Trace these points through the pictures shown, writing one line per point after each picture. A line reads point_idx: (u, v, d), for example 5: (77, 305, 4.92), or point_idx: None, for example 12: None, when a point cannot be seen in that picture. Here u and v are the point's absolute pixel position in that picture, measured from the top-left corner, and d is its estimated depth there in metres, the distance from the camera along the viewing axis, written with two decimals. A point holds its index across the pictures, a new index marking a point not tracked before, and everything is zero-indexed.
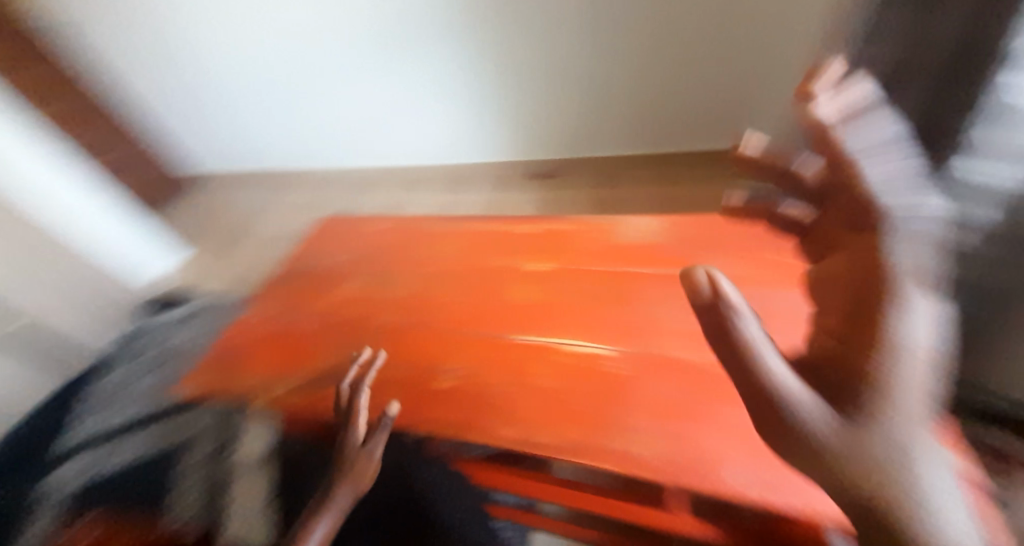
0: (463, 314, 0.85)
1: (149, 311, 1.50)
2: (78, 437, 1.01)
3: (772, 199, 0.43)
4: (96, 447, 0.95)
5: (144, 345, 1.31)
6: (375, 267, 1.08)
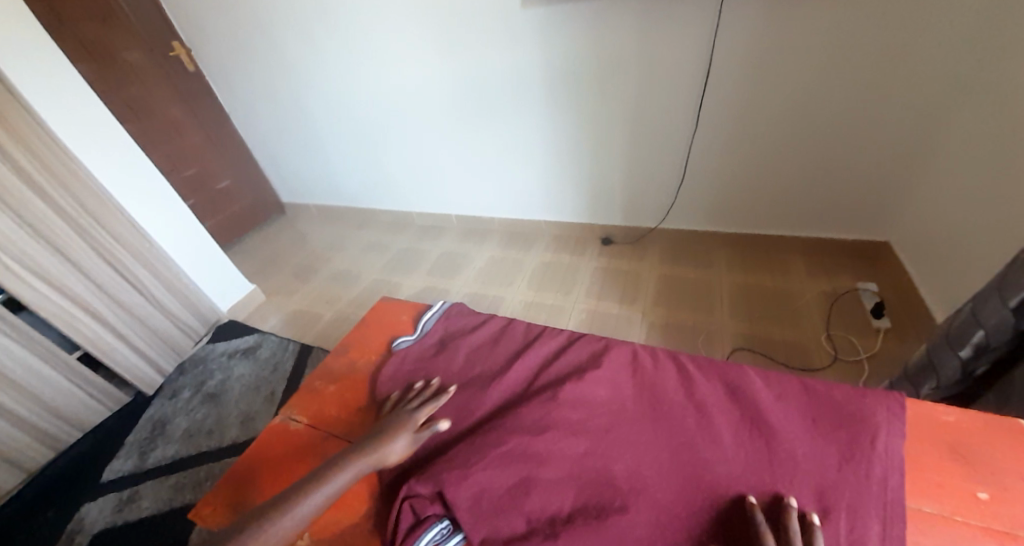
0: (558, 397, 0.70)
1: (415, 265, 2.10)
2: (218, 421, 1.51)
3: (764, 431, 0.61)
4: (201, 453, 1.41)
5: (284, 343, 1.77)
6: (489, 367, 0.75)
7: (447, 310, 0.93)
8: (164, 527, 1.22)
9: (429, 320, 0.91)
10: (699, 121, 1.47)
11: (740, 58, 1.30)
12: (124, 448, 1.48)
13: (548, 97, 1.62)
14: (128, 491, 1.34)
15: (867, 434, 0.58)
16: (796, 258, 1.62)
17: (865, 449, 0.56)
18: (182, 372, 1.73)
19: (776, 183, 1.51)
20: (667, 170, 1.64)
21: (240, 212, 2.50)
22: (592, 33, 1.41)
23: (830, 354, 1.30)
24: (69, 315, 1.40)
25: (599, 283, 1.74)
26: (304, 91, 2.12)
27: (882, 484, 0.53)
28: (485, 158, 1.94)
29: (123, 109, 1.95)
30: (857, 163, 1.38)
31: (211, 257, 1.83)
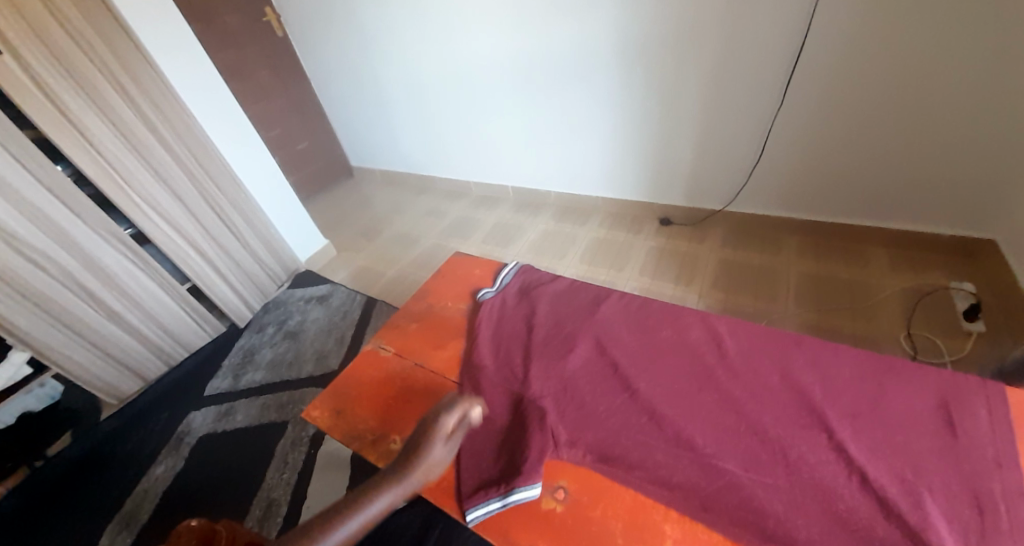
0: (624, 354, 0.75)
1: (472, 234, 2.16)
2: (299, 355, 1.70)
3: (864, 395, 0.60)
4: (285, 381, 1.60)
5: (355, 293, 1.92)
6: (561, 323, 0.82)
7: (523, 266, 0.98)
8: (255, 438, 1.41)
9: (508, 274, 0.97)
10: (784, 97, 1.37)
11: (842, 29, 1.18)
12: (222, 369, 1.71)
13: (620, 69, 1.58)
14: (226, 406, 1.55)
15: (968, 392, 0.58)
16: (878, 251, 1.50)
17: (968, 405, 0.56)
18: (267, 311, 1.94)
19: (867, 169, 1.39)
20: (741, 150, 1.56)
21: (315, 173, 2.69)
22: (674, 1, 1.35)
23: (908, 353, 1.22)
24: (181, 251, 1.60)
25: (654, 263, 1.71)
26: (377, 58, 2.20)
27: (991, 437, 0.53)
28: (546, 129, 1.94)
29: (221, 70, 2.13)
30: (970, 151, 1.23)
31: (293, 211, 1.99)
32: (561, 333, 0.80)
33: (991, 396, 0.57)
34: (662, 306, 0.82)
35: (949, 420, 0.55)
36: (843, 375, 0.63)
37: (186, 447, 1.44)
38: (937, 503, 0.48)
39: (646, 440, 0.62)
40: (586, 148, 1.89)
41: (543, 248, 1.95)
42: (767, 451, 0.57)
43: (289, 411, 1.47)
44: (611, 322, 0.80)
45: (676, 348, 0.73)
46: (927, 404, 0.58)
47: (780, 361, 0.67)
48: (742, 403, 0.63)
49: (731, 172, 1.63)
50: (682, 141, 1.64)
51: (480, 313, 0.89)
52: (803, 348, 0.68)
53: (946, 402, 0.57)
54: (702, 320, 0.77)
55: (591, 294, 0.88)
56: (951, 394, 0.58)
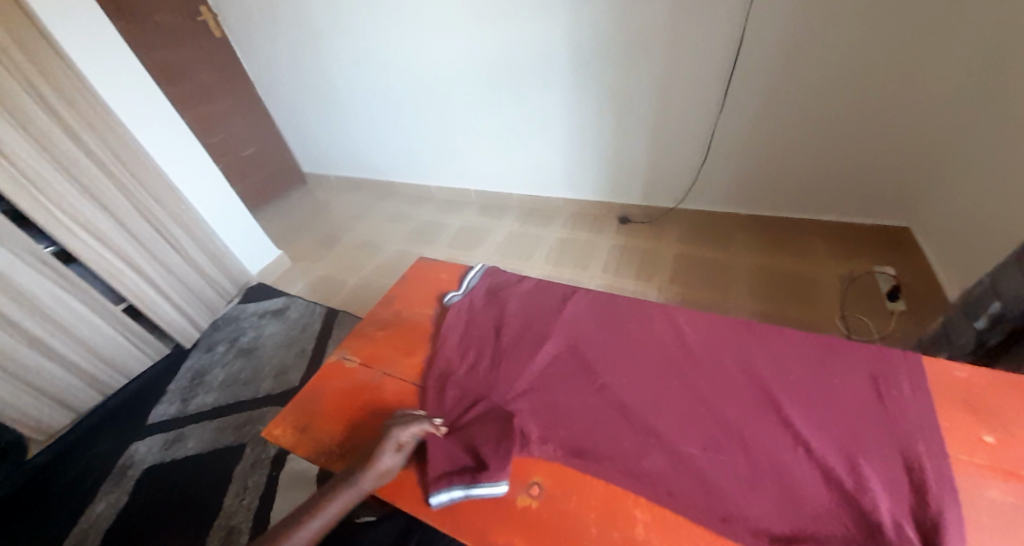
0: (591, 347, 0.77)
1: (436, 238, 2.14)
2: (255, 372, 1.61)
3: (809, 373, 0.65)
4: (240, 402, 1.50)
5: (313, 305, 1.85)
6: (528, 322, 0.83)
7: (488, 268, 0.98)
8: (209, 464, 1.32)
9: (474, 277, 0.97)
10: (725, 100, 1.46)
11: (772, 36, 1.28)
12: (168, 393, 1.59)
13: (573, 72, 1.63)
14: (175, 432, 1.44)
15: (894, 363, 0.64)
16: (814, 241, 1.63)
17: (895, 375, 0.63)
18: (217, 329, 1.82)
19: (801, 165, 1.51)
20: (691, 150, 1.64)
21: (265, 180, 2.57)
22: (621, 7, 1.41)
23: (843, 333, 1.34)
24: (114, 268, 1.48)
25: (616, 260, 1.77)
26: (328, 61, 2.14)
27: (915, 402, 0.59)
28: (504, 132, 1.96)
29: (155, 73, 1.99)
30: (885, 146, 1.37)
31: (241, 221, 1.89)
32: (531, 331, 0.82)
33: (913, 365, 0.64)
34: (624, 301, 0.85)
35: (880, 390, 0.61)
36: (789, 357, 0.69)
37: (129, 480, 1.32)
38: (874, 465, 0.54)
39: (616, 430, 0.64)
40: (545, 150, 1.93)
41: (508, 251, 1.96)
42: (728, 432, 0.61)
43: (247, 432, 1.39)
44: (577, 319, 0.83)
45: (640, 341, 0.76)
46: (861, 376, 0.64)
47: (735, 348, 0.72)
48: (702, 389, 0.67)
49: (682, 170, 1.72)
50: (636, 141, 1.71)
51: (448, 317, 0.88)
52: (754, 333, 0.73)
53: (876, 374, 0.63)
54: (662, 312, 0.81)
55: (555, 292, 0.90)
56: (880, 366, 0.64)
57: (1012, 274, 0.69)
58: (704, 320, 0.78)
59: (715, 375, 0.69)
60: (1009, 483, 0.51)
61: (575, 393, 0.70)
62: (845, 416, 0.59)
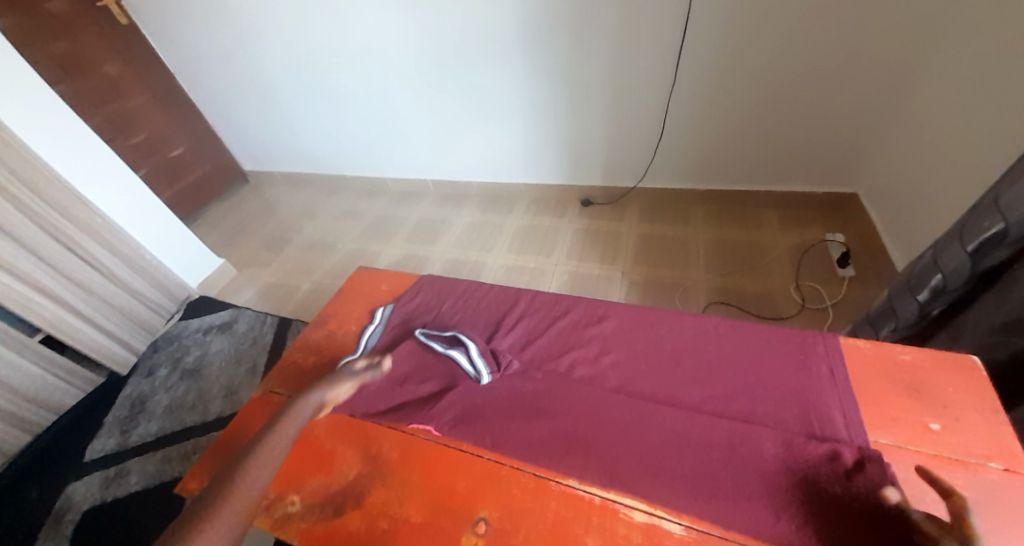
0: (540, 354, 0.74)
1: (393, 233, 2.05)
2: (201, 395, 1.50)
3: (756, 370, 0.65)
4: (186, 429, 1.40)
5: (262, 316, 1.74)
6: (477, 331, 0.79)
7: (391, 317, 0.86)
8: (155, 502, 1.22)
9: (374, 333, 0.83)
10: (676, 76, 1.43)
11: (717, 8, 1.24)
12: (105, 426, 1.46)
13: (521, 51, 1.54)
14: (115, 468, 1.33)
15: (824, 388, 0.60)
16: (768, 213, 1.65)
17: (825, 410, 0.58)
18: (157, 349, 1.69)
19: (751, 139, 1.51)
20: (645, 127, 1.61)
21: (199, 182, 2.37)
22: None
23: (798, 303, 1.36)
24: (23, 296, 1.32)
25: (579, 245, 1.73)
26: (256, 49, 1.96)
27: (851, 404, 0.58)
28: (454, 117, 1.86)
29: (54, 71, 1.77)
30: (830, 117, 1.38)
31: (173, 231, 1.73)
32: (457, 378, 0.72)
33: (842, 394, 0.59)
34: (554, 329, 0.78)
35: (813, 429, 0.56)
36: (718, 394, 0.63)
37: (66, 526, 1.21)
38: (816, 530, 0.47)
39: (537, 504, 0.57)
40: (499, 134, 1.85)
41: (469, 241, 1.90)
42: (655, 498, 0.54)
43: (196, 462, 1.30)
44: (521, 340, 0.78)
45: (565, 384, 0.69)
46: (793, 413, 0.59)
47: (685, 346, 0.71)
48: (628, 444, 0.60)
49: (638, 147, 1.68)
50: (590, 121, 1.66)
51: (377, 344, 0.82)
52: (704, 328, 0.73)
53: (806, 408, 0.59)
54: (593, 342, 0.75)
55: (499, 302, 0.86)
56: (810, 400, 0.60)
57: (950, 244, 0.69)
58: (654, 318, 0.77)
59: (666, 378, 0.67)
60: (955, 472, 0.50)
61: (524, 408, 0.67)
62: (794, 412, 0.59)
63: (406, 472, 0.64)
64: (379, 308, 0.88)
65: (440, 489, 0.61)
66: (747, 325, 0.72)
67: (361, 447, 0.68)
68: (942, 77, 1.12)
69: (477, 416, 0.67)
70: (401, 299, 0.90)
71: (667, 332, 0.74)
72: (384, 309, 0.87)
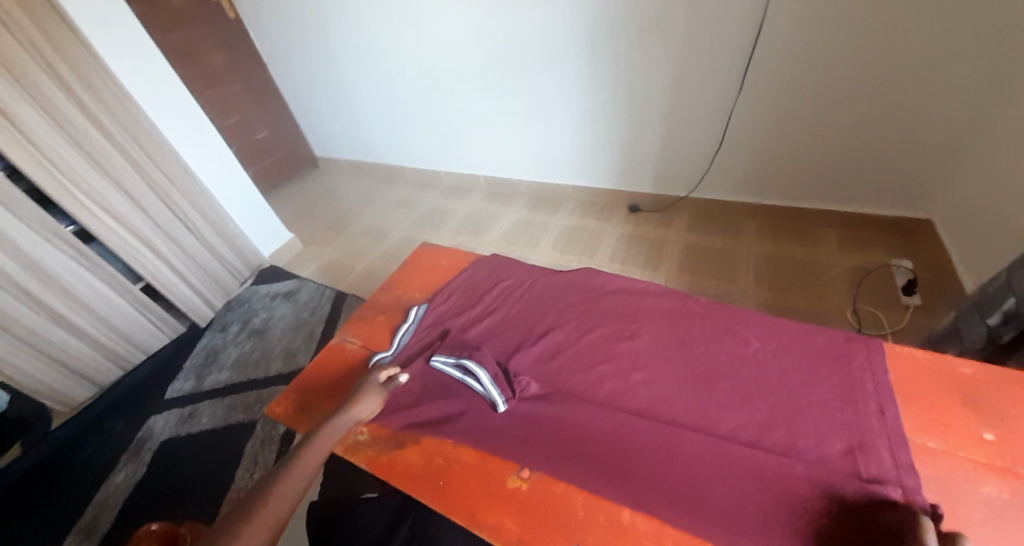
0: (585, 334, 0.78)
1: (444, 224, 2.15)
2: (264, 353, 1.65)
3: (804, 363, 0.64)
4: (250, 381, 1.55)
5: (322, 287, 1.88)
6: (528, 309, 0.84)
7: (423, 319, 0.87)
8: (221, 440, 1.37)
9: (406, 333, 0.85)
10: (742, 85, 1.41)
11: (793, 18, 1.22)
12: (183, 371, 1.64)
13: (585, 55, 1.59)
14: (189, 408, 1.50)
15: (874, 389, 0.59)
16: (829, 233, 1.59)
17: (871, 427, 0.56)
18: (230, 309, 1.88)
19: (817, 153, 1.46)
20: (703, 136, 1.60)
21: (277, 163, 2.59)
22: None
23: (853, 327, 1.30)
24: (133, 249, 1.52)
25: (624, 250, 1.75)
26: (338, 44, 2.12)
27: (900, 411, 0.58)
28: (513, 118, 1.93)
29: (169, 55, 2.01)
30: (908, 135, 1.31)
31: (254, 205, 1.92)
32: (505, 362, 0.75)
33: (891, 413, 0.57)
34: (583, 341, 0.76)
35: (858, 423, 0.56)
36: (755, 421, 0.59)
37: (148, 451, 1.38)
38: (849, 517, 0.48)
39: (573, 460, 0.60)
40: (554, 135, 1.90)
41: (515, 237, 1.96)
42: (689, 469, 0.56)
43: (257, 409, 1.44)
44: (561, 334, 0.78)
45: (591, 397, 0.67)
46: (839, 409, 0.58)
47: (730, 336, 0.71)
48: (659, 442, 0.59)
49: (695, 157, 1.67)
50: (648, 128, 1.67)
51: (433, 311, 0.88)
52: (750, 322, 0.73)
53: (852, 443, 0.54)
54: (635, 323, 0.77)
55: (540, 301, 0.86)
56: (855, 436, 0.55)
57: None
58: (700, 308, 0.78)
59: (710, 363, 0.67)
60: (1004, 480, 0.50)
61: (567, 378, 0.71)
62: (840, 408, 0.58)
63: (453, 420, 0.69)
64: (414, 308, 0.90)
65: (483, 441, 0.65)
66: (790, 349, 0.67)
67: (411, 395, 0.74)
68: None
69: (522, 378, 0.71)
70: (435, 299, 0.92)
71: (701, 351, 0.69)
72: (418, 309, 0.89)
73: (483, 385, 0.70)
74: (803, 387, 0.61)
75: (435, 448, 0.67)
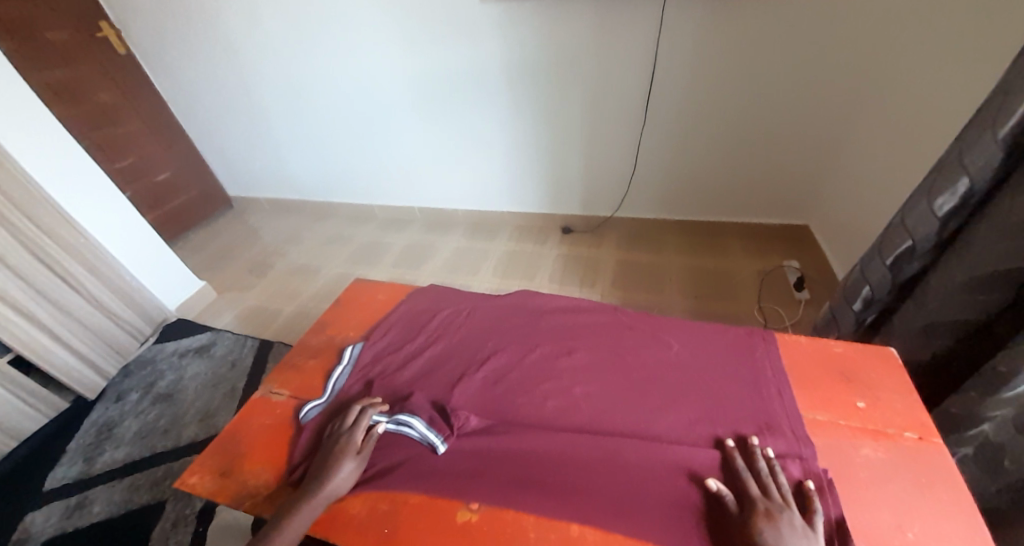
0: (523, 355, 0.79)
1: (379, 258, 2.09)
2: (174, 419, 1.46)
3: (719, 360, 0.72)
4: (158, 453, 1.36)
5: (242, 338, 1.73)
6: (468, 336, 0.85)
7: (359, 358, 0.84)
8: (123, 528, 1.18)
9: (341, 376, 0.81)
10: (645, 114, 1.58)
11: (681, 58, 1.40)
12: (70, 452, 1.40)
13: (506, 90, 1.68)
14: (79, 495, 1.27)
15: (775, 376, 0.68)
16: (732, 241, 1.79)
17: (777, 409, 0.63)
18: (129, 374, 1.65)
19: (713, 172, 1.66)
20: (619, 162, 1.75)
21: (184, 205, 2.38)
22: (545, 29, 1.48)
23: (762, 323, 1.47)
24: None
25: (560, 270, 1.83)
26: (252, 80, 2.04)
27: (797, 392, 0.66)
28: (442, 149, 1.97)
29: (47, 93, 1.80)
30: (781, 154, 1.55)
31: (157, 253, 1.74)
32: (441, 401, 0.73)
33: (791, 395, 0.64)
34: (524, 362, 0.77)
35: (765, 408, 0.63)
36: (684, 419, 0.64)
37: None
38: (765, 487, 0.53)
39: (520, 481, 0.60)
40: (484, 165, 1.96)
41: (453, 266, 1.96)
42: (628, 473, 0.58)
43: (168, 484, 1.26)
44: (500, 358, 0.79)
45: (536, 417, 0.68)
46: (751, 396, 0.65)
47: (655, 343, 0.77)
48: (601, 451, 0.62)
49: (612, 180, 1.82)
50: (570, 155, 1.79)
51: (368, 349, 0.85)
52: (671, 328, 0.80)
53: (764, 426, 0.61)
54: (571, 340, 0.81)
55: (479, 327, 0.87)
56: (765, 419, 0.61)
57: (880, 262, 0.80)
58: (627, 319, 0.83)
59: (639, 370, 0.72)
60: (882, 442, 0.58)
61: (509, 401, 0.71)
62: (749, 396, 0.65)
63: (393, 463, 0.66)
64: (348, 348, 0.86)
65: (427, 479, 0.63)
66: (707, 348, 0.74)
67: None
68: (871, 118, 1.29)
69: (466, 408, 0.71)
70: (371, 336, 0.89)
71: (632, 359, 0.74)
72: (353, 349, 0.86)
73: (418, 430, 0.67)
74: (720, 380, 0.68)
75: (375, 495, 0.63)
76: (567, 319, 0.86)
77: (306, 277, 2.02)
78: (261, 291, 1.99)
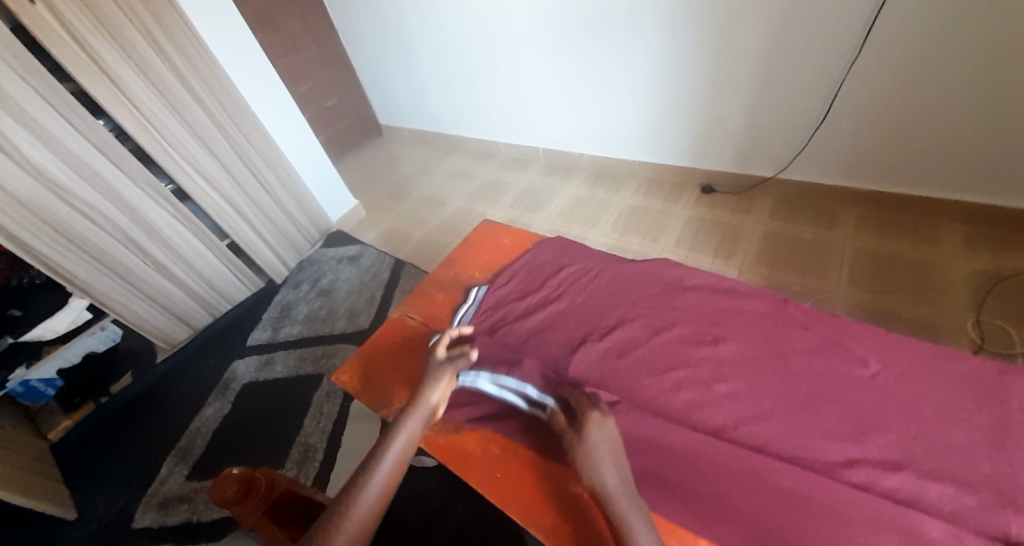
0: (656, 332, 0.71)
1: (502, 197, 2.11)
2: (329, 312, 1.74)
3: (929, 394, 0.55)
4: (317, 337, 1.65)
5: (382, 254, 1.94)
6: (595, 300, 0.79)
7: (484, 300, 0.85)
8: (293, 390, 1.48)
9: (466, 314, 0.84)
10: (860, 52, 1.19)
11: None
12: (261, 322, 1.79)
13: (668, 16, 1.43)
14: (266, 356, 1.63)
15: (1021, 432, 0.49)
16: (950, 227, 1.35)
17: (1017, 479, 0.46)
18: (301, 269, 2.00)
19: (947, 137, 1.23)
20: (801, 114, 1.40)
21: (344, 130, 2.66)
22: None
23: (973, 342, 1.12)
24: (221, 211, 1.64)
25: (692, 234, 1.62)
26: (406, 7, 2.08)
27: None
28: (581, 86, 1.81)
29: (251, 22, 2.09)
30: None
31: (323, 171, 1.99)
32: (561, 362, 0.70)
33: None
34: (655, 341, 0.70)
35: (997, 473, 0.47)
36: (870, 458, 0.51)
37: (231, 392, 1.53)
38: None
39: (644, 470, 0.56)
40: (624, 107, 1.76)
41: (573, 214, 1.88)
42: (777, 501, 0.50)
43: (324, 364, 1.53)
44: (629, 330, 0.73)
45: (663, 404, 0.62)
46: (974, 454, 0.49)
47: (832, 352, 0.62)
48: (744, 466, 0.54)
49: (786, 134, 1.48)
50: (734, 100, 1.49)
51: (492, 293, 0.86)
52: (857, 337, 0.63)
53: (991, 498, 0.45)
54: (717, 326, 0.70)
55: (608, 291, 0.80)
56: (995, 489, 0.46)
57: None
58: (793, 315, 0.69)
59: (806, 382, 0.59)
60: None
61: (636, 380, 0.66)
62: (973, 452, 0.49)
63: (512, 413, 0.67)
64: (474, 289, 0.88)
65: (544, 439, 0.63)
66: (908, 374, 0.57)
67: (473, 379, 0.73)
68: None
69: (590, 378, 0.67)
70: (496, 280, 0.89)
71: (797, 366, 0.61)
72: (479, 290, 0.87)
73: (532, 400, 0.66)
74: (929, 421, 0.52)
75: (493, 439, 0.66)
76: (713, 300, 0.74)
77: (436, 207, 2.14)
78: (399, 215, 2.18)
